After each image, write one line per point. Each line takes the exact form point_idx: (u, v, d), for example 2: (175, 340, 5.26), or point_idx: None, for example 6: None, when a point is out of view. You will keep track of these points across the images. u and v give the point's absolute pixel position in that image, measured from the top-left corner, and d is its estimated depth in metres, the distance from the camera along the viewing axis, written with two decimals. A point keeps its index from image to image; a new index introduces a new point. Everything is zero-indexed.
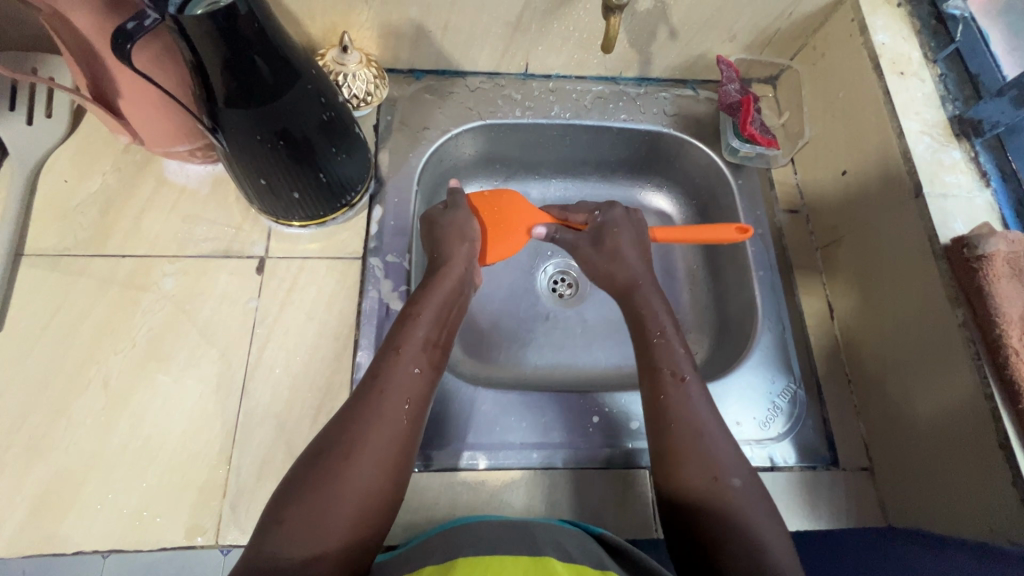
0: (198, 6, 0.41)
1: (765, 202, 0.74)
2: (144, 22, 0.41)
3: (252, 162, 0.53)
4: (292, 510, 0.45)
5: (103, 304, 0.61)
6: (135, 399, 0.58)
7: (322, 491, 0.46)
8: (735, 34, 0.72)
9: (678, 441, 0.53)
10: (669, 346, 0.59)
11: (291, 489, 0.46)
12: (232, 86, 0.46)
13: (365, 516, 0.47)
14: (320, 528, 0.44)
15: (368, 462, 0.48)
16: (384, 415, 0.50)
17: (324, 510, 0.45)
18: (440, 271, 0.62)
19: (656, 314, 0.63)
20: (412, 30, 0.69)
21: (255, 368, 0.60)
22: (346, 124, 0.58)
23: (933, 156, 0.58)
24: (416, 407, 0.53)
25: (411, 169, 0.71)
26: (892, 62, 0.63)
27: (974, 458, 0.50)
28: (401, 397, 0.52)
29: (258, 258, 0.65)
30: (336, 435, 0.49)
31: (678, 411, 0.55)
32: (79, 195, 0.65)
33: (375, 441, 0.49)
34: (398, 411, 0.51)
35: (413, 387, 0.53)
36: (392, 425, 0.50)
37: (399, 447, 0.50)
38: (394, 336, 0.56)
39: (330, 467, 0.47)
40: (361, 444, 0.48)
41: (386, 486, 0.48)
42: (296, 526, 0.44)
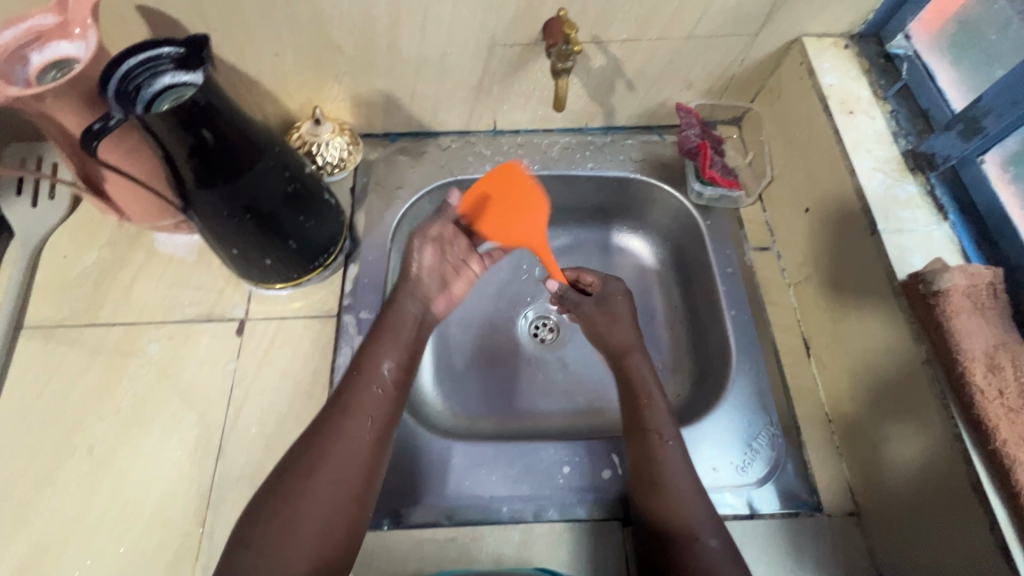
0: (164, 102, 0.48)
1: (735, 241, 0.74)
2: (109, 121, 0.44)
3: (223, 236, 0.57)
4: (256, 535, 0.47)
5: (93, 371, 0.64)
6: (118, 462, 0.60)
7: (287, 509, 0.48)
8: (692, 82, 0.75)
9: (660, 496, 0.54)
10: (657, 407, 0.60)
11: (252, 516, 0.48)
12: (197, 169, 0.50)
13: (335, 531, 0.49)
14: (281, 554, 0.46)
15: (327, 484, 0.49)
16: (346, 434, 0.52)
17: (284, 531, 0.47)
18: (410, 301, 0.63)
19: (646, 379, 0.63)
20: (381, 99, 0.74)
21: (232, 429, 0.62)
22: (313, 193, 0.62)
23: (888, 192, 0.58)
24: (380, 426, 0.54)
25: (385, 227, 0.75)
26: (841, 102, 0.64)
27: (947, 490, 0.49)
28: (364, 416, 0.53)
29: (238, 320, 0.68)
30: (296, 457, 0.51)
31: (665, 470, 0.55)
32: (77, 268, 0.70)
33: (335, 461, 0.50)
34: (361, 432, 0.53)
35: (377, 406, 0.55)
36: (350, 446, 0.51)
37: (361, 469, 0.51)
38: (361, 359, 0.58)
39: (290, 487, 0.49)
40: (320, 466, 0.50)
41: (349, 509, 0.50)
42: (259, 548, 0.46)
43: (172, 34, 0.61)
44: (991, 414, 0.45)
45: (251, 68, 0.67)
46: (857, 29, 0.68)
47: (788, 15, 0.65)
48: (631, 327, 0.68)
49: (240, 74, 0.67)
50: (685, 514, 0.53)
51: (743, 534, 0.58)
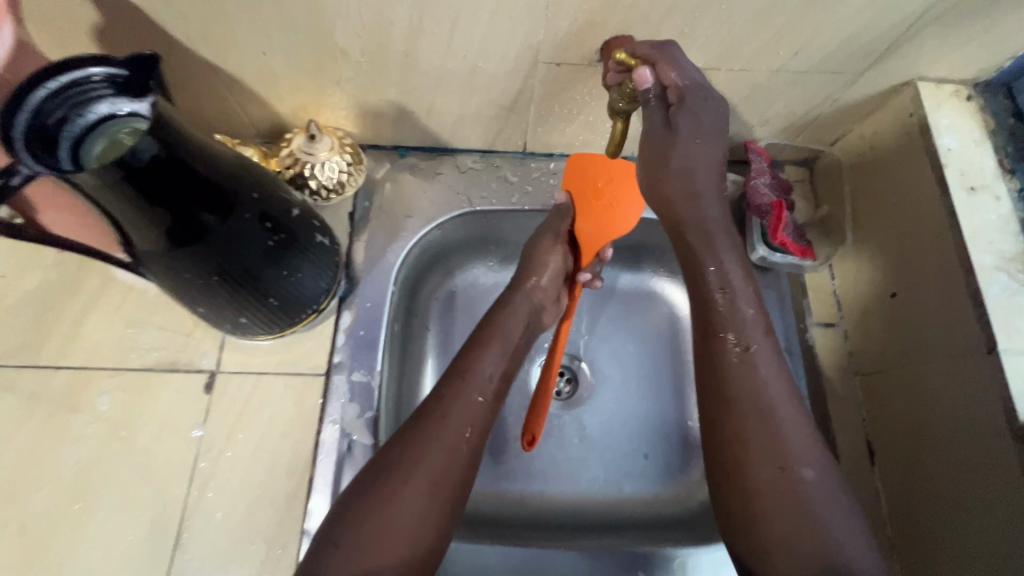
0: (94, 155, 0.37)
1: (797, 312, 0.63)
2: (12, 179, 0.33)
3: (186, 294, 0.46)
4: (348, 534, 0.43)
5: (31, 427, 0.54)
6: (58, 544, 0.50)
7: (375, 513, 0.43)
8: (768, 118, 0.62)
9: (769, 501, 0.43)
10: (759, 353, 0.48)
11: (346, 509, 0.44)
12: (147, 228, 0.38)
13: (421, 544, 0.44)
14: (372, 558, 0.42)
15: (422, 488, 0.45)
16: (443, 439, 0.47)
17: (378, 533, 0.43)
18: (525, 303, 0.60)
19: (767, 368, 0.48)
20: (392, 111, 0.61)
21: (194, 510, 0.52)
22: (302, 241, 0.50)
23: (1012, 301, 0.47)
24: (476, 437, 0.49)
25: (388, 266, 0.63)
26: (960, 173, 0.52)
27: None
28: (462, 423, 0.49)
29: (207, 373, 0.57)
30: (393, 455, 0.46)
31: (761, 500, 0.44)
32: (16, 293, 0.58)
33: (431, 465, 0.46)
34: (457, 438, 0.48)
35: (476, 415, 0.50)
36: (448, 451, 0.47)
37: (455, 478, 0.47)
38: (460, 360, 0.54)
39: (383, 485, 0.45)
40: (420, 469, 0.45)
41: (437, 517, 0.45)
42: (349, 549, 0.42)
43: (128, 22, 0.47)
44: None
45: (231, 68, 0.53)
46: (985, 77, 0.55)
47: (908, 55, 0.52)
48: (749, 300, 0.50)
49: (218, 72, 0.54)
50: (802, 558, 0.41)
51: None
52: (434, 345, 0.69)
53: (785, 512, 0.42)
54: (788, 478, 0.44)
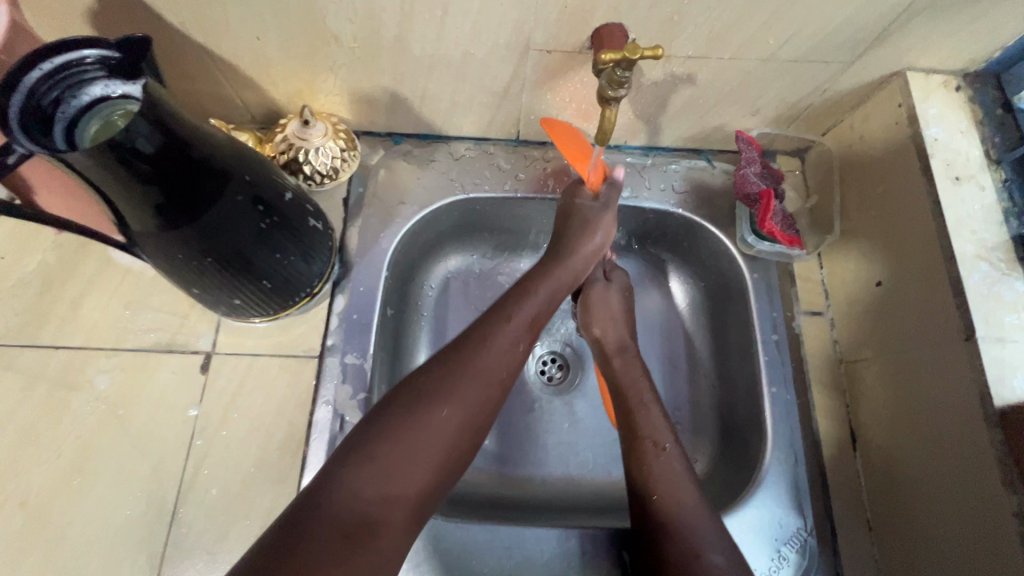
0: (88, 137, 0.38)
1: (784, 301, 0.64)
2: (7, 157, 0.33)
3: (180, 276, 0.46)
4: (377, 445, 0.41)
5: (28, 406, 0.55)
6: (56, 518, 0.52)
7: (403, 434, 0.42)
8: (759, 108, 0.62)
9: (662, 500, 0.50)
10: (653, 414, 0.57)
11: (376, 421, 0.43)
12: (138, 206, 0.39)
13: (442, 473, 0.43)
14: (396, 478, 0.41)
15: (453, 420, 0.44)
16: (479, 374, 0.46)
17: (405, 453, 0.41)
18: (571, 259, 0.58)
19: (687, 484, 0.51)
20: (386, 97, 0.61)
21: (189, 487, 0.54)
22: (294, 224, 0.50)
23: (992, 289, 0.48)
24: (509, 381, 0.49)
25: (381, 252, 0.64)
26: (946, 163, 0.52)
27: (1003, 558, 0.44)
28: (500, 366, 0.48)
29: (203, 354, 0.58)
30: (423, 382, 0.45)
31: (658, 489, 0.51)
32: (16, 275, 0.59)
33: (467, 397, 0.45)
34: (494, 378, 0.47)
35: (513, 360, 0.49)
36: (485, 385, 0.46)
37: (484, 413, 0.46)
38: (502, 302, 0.53)
39: (416, 409, 0.43)
40: (455, 400, 0.44)
41: (459, 454, 0.45)
42: (376, 462, 0.41)
43: (122, 6, 0.48)
44: None
45: (226, 53, 0.54)
46: (974, 67, 0.55)
47: (897, 45, 0.53)
48: (658, 409, 0.57)
49: (213, 58, 0.54)
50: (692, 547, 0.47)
51: None
52: (427, 331, 0.70)
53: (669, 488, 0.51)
54: (658, 451, 0.54)
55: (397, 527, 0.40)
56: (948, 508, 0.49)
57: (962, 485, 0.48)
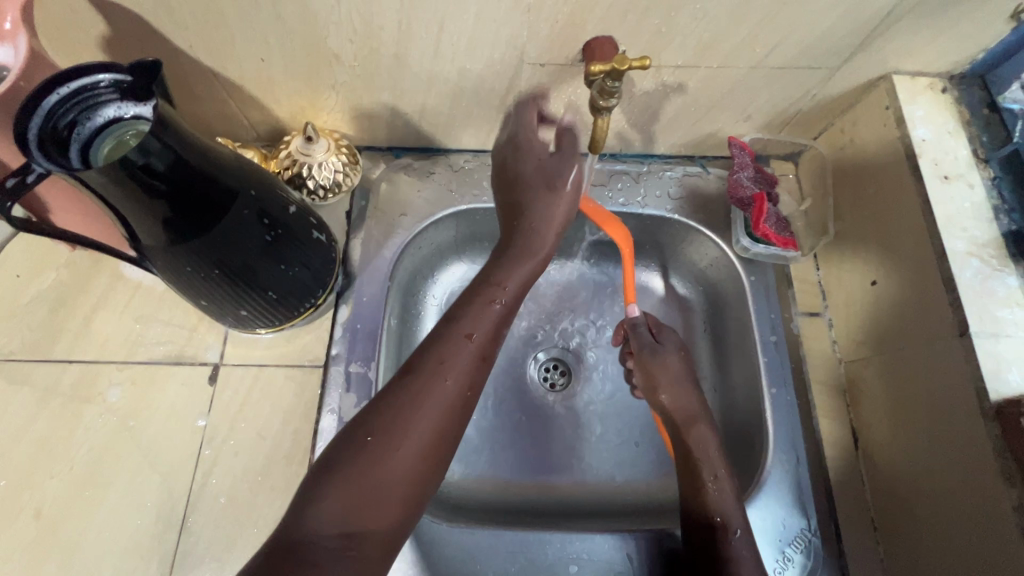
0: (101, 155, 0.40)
1: (781, 302, 0.65)
2: (27, 177, 0.36)
3: (188, 287, 0.48)
4: (333, 482, 0.41)
5: (44, 418, 0.57)
6: (69, 528, 0.53)
7: (363, 470, 0.41)
8: (750, 114, 0.64)
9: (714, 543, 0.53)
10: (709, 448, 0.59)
11: (333, 462, 0.42)
12: (148, 220, 0.40)
13: (409, 503, 0.43)
14: (360, 517, 0.40)
15: (411, 453, 0.43)
16: (438, 393, 0.45)
17: (365, 490, 0.41)
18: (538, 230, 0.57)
19: (710, 457, 0.58)
20: (386, 113, 0.63)
21: (200, 495, 0.55)
22: (298, 236, 0.52)
23: (984, 285, 0.48)
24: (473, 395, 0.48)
25: (384, 262, 0.65)
26: (934, 162, 0.53)
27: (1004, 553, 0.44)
28: (461, 380, 0.47)
29: (211, 365, 0.60)
30: (382, 413, 0.44)
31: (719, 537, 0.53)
32: (31, 292, 0.61)
33: (426, 422, 0.44)
34: (456, 395, 0.46)
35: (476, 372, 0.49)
36: (446, 408, 0.45)
37: (447, 439, 0.46)
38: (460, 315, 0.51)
39: (374, 445, 0.42)
40: (414, 428, 0.44)
41: (425, 478, 0.44)
42: (337, 502, 0.40)
43: (132, 33, 0.50)
44: None
45: (232, 75, 0.56)
46: (959, 69, 0.57)
47: (881, 50, 0.54)
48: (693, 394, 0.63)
49: (219, 79, 0.57)
50: None
51: None
52: None
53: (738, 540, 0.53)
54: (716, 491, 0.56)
55: (373, 560, 0.40)
56: (946, 502, 0.49)
57: (962, 483, 0.48)
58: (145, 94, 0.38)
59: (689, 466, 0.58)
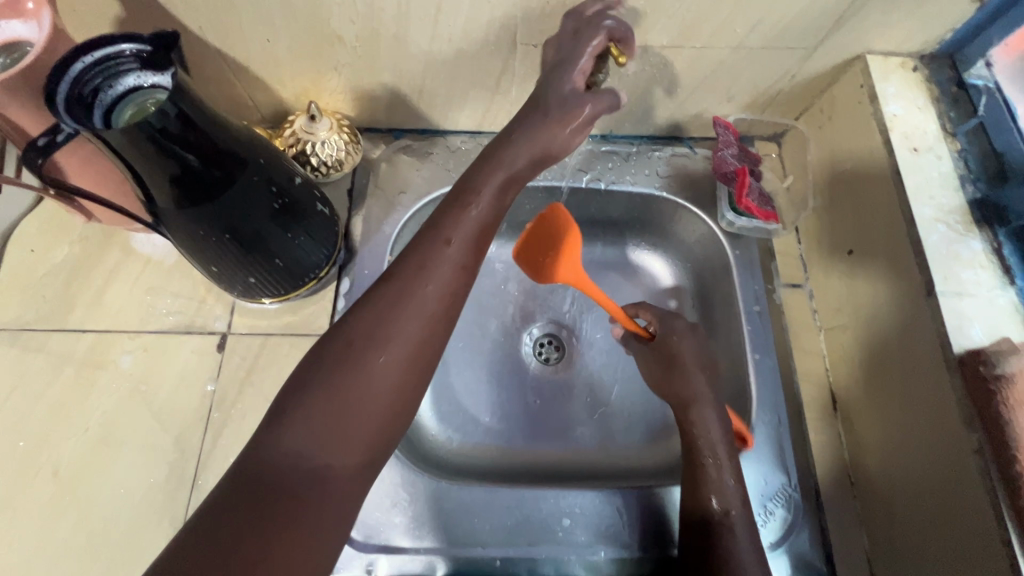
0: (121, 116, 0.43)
1: (765, 274, 0.68)
2: (57, 133, 0.39)
3: (200, 253, 0.51)
4: (308, 391, 0.38)
5: (60, 384, 0.59)
6: (84, 486, 0.56)
7: (339, 389, 0.38)
8: (734, 95, 0.67)
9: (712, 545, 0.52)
10: (710, 440, 0.57)
11: (310, 369, 0.40)
12: (163, 180, 0.43)
13: (387, 437, 0.40)
14: (342, 430, 0.38)
15: (392, 365, 0.40)
16: (419, 302, 0.42)
17: (346, 402, 0.38)
18: (511, 151, 0.47)
19: (712, 442, 0.57)
20: (386, 94, 0.66)
21: (209, 456, 0.57)
22: (304, 207, 0.55)
23: (950, 248, 0.52)
24: (458, 305, 0.44)
25: (384, 237, 0.68)
26: (904, 135, 0.56)
27: (964, 495, 0.47)
28: (445, 286, 0.43)
29: (219, 334, 0.62)
30: (360, 319, 0.41)
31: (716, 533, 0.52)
32: (46, 265, 0.64)
33: (408, 329, 0.41)
34: (439, 303, 0.43)
35: (459, 281, 0.44)
36: (426, 316, 0.42)
37: (432, 351, 0.43)
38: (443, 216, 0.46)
39: (353, 361, 0.39)
40: (393, 345, 0.40)
41: (406, 399, 0.41)
42: (312, 422, 0.37)
43: (146, 14, 0.53)
44: None
45: (239, 56, 0.59)
46: (929, 49, 0.60)
47: (855, 30, 0.57)
48: (701, 380, 0.60)
49: (227, 60, 0.60)
50: None
51: None
52: None
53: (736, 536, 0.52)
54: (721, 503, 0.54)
55: (348, 495, 0.37)
56: (915, 456, 0.52)
57: (929, 435, 0.51)
58: (161, 61, 0.41)
59: (691, 452, 0.57)
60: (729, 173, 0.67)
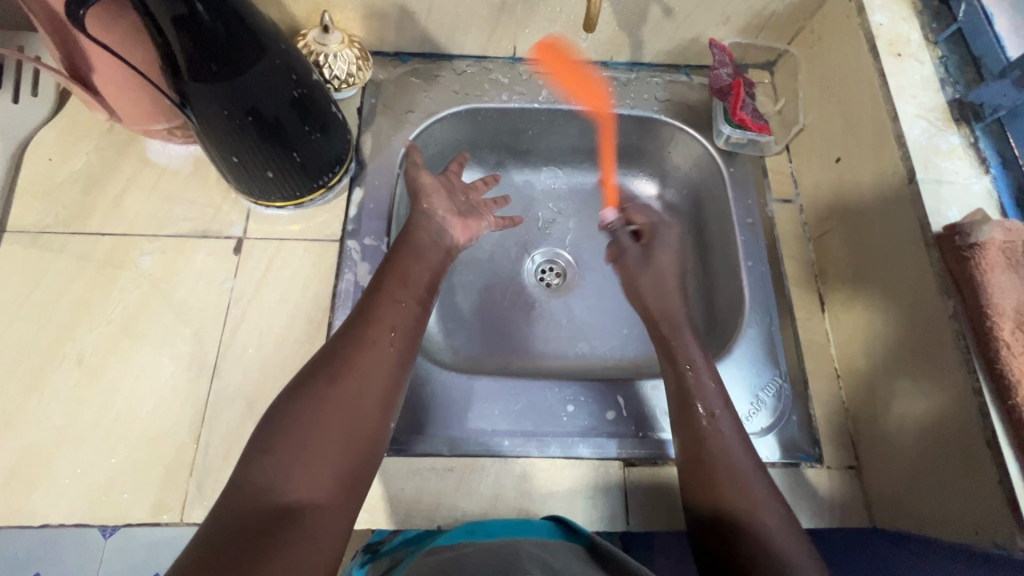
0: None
1: (757, 190, 0.72)
2: None
3: (221, 139, 0.53)
4: (278, 440, 0.42)
5: (81, 282, 0.61)
6: (107, 374, 0.58)
7: (302, 429, 0.43)
8: (728, 17, 0.70)
9: (707, 457, 0.52)
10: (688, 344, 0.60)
11: (276, 418, 0.44)
12: (191, 50, 0.45)
13: (358, 435, 0.44)
14: (308, 453, 0.42)
15: (349, 411, 0.45)
16: (371, 344, 0.49)
17: (312, 447, 0.42)
18: (427, 236, 0.60)
19: (686, 344, 0.60)
20: (395, 11, 0.69)
21: (229, 347, 0.60)
22: (320, 103, 0.57)
23: (930, 141, 0.55)
24: (405, 341, 0.51)
25: (393, 152, 0.70)
26: (889, 43, 0.60)
27: (937, 361, 0.51)
28: (388, 328, 0.51)
29: (236, 238, 0.65)
30: (317, 367, 0.47)
31: (710, 447, 0.52)
32: (64, 173, 0.66)
33: (370, 379, 0.47)
34: (386, 343, 0.50)
35: (401, 318, 0.52)
36: (377, 374, 0.48)
37: (388, 379, 0.48)
38: (401, 260, 0.57)
39: (314, 395, 0.45)
40: (347, 377, 0.46)
41: (369, 434, 0.45)
42: (283, 457, 0.41)
43: None
44: (1015, 368, 0.44)
45: None
46: None
47: None
48: (675, 303, 0.65)
49: None
50: (752, 508, 0.48)
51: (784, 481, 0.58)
52: None
53: (727, 445, 0.52)
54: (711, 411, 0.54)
55: (327, 507, 0.41)
56: (895, 343, 0.56)
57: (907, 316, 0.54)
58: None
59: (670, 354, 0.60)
60: (724, 88, 0.71)
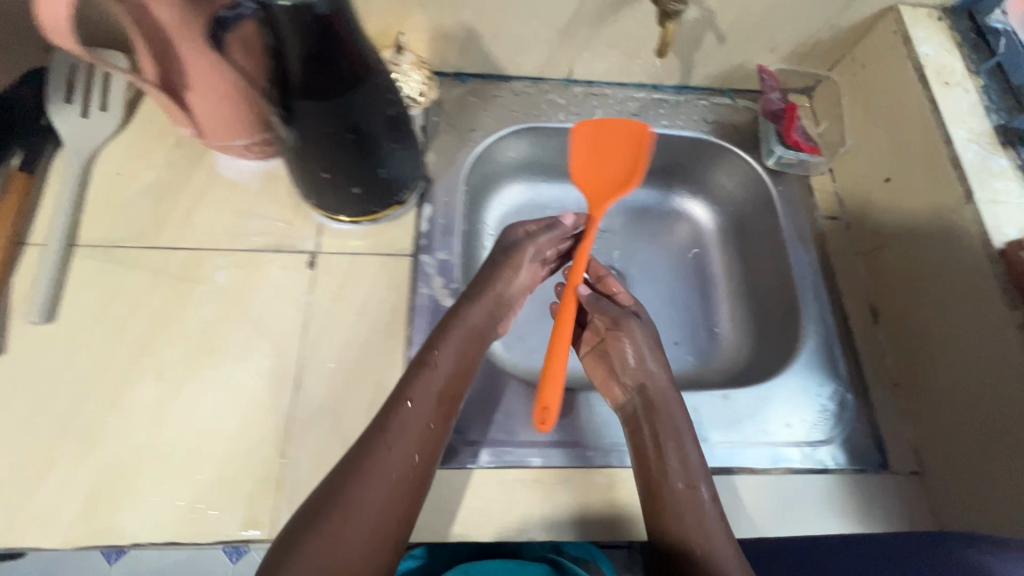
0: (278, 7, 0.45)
1: (805, 209, 0.75)
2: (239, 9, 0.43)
3: (317, 154, 0.54)
4: None
5: (156, 296, 0.61)
6: (187, 390, 0.57)
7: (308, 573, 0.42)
8: (776, 45, 0.75)
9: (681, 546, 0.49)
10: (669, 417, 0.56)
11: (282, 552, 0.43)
12: (311, 72, 0.47)
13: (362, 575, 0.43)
14: None
15: (362, 545, 0.44)
16: (389, 464, 0.47)
17: None
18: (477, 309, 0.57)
19: (672, 419, 0.56)
20: (462, 34, 0.71)
21: (309, 361, 0.60)
22: (407, 123, 0.59)
23: (982, 163, 0.60)
24: (425, 456, 0.49)
25: (459, 168, 0.72)
26: (936, 72, 0.64)
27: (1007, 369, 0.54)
28: (410, 445, 0.48)
29: (309, 253, 0.65)
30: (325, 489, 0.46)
31: (682, 532, 0.50)
32: (134, 188, 0.66)
33: (380, 501, 0.45)
34: (405, 459, 0.48)
35: (422, 433, 0.49)
36: (391, 491, 0.46)
37: (403, 500, 0.47)
38: (428, 352, 0.54)
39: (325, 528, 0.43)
40: (358, 504, 0.45)
41: (376, 564, 0.44)
42: None
43: None
44: None
45: None
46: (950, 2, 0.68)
47: None
48: (656, 359, 0.60)
49: None
50: None
51: (857, 487, 0.60)
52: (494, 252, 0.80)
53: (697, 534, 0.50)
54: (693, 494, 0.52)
55: None
56: (961, 374, 0.59)
57: (971, 327, 0.58)
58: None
59: (641, 424, 0.56)
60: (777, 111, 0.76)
